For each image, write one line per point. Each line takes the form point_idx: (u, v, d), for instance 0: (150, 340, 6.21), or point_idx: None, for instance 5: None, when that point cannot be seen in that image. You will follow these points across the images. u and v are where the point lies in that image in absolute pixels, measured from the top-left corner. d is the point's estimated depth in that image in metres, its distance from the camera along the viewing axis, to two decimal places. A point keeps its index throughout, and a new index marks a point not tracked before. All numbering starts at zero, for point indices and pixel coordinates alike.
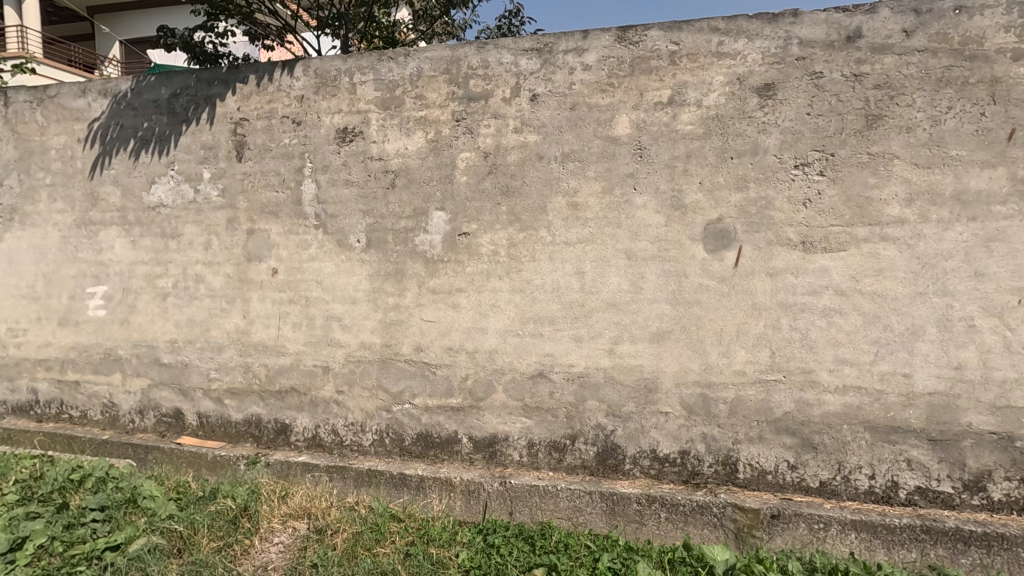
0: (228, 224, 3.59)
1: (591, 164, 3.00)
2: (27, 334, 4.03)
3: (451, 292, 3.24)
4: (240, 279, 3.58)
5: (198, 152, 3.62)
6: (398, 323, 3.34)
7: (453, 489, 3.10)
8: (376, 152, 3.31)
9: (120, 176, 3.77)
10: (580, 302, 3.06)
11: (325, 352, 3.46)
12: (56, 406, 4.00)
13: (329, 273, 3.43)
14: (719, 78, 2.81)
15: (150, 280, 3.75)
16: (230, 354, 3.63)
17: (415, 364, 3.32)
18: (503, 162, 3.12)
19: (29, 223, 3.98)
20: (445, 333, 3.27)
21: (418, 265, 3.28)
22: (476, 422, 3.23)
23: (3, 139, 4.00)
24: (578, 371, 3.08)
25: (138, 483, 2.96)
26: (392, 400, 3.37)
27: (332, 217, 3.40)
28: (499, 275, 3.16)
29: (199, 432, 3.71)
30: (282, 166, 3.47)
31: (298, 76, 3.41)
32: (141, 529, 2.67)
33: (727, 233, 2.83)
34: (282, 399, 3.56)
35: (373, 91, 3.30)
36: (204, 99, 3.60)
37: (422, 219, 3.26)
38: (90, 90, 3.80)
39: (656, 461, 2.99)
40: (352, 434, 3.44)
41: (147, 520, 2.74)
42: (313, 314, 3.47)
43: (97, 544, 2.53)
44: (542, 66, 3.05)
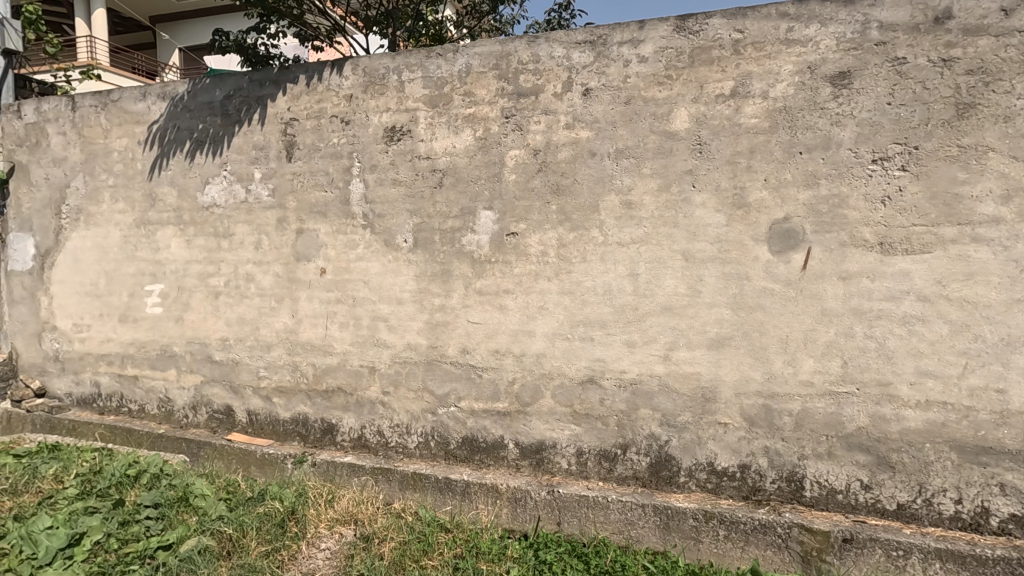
0: (278, 224, 3.61)
1: (647, 161, 2.85)
2: (90, 330, 4.19)
3: (498, 294, 3.16)
4: (289, 279, 3.61)
5: (250, 152, 3.67)
6: (444, 324, 3.28)
7: (500, 496, 3.02)
8: (423, 151, 3.26)
9: (176, 177, 3.86)
10: (633, 305, 2.92)
11: (372, 353, 3.44)
12: (117, 399, 4.14)
13: (376, 273, 3.40)
14: (788, 67, 2.62)
15: (203, 278, 3.83)
16: (279, 352, 3.66)
17: (461, 366, 3.26)
18: (554, 159, 3.01)
19: (93, 223, 4.14)
20: (492, 335, 3.18)
21: (465, 266, 3.21)
22: (523, 428, 3.15)
23: (71, 142, 4.17)
24: (630, 378, 2.95)
25: (190, 481, 2.99)
26: (438, 403, 3.32)
27: (380, 217, 3.37)
28: (549, 277, 3.06)
29: (248, 429, 3.76)
30: (330, 165, 3.47)
31: (347, 76, 3.40)
32: (192, 529, 2.67)
33: (795, 233, 2.64)
34: (329, 398, 3.56)
35: (422, 89, 3.25)
36: (255, 100, 3.64)
37: (470, 218, 3.19)
38: (149, 93, 3.90)
39: (714, 475, 2.83)
40: (397, 436, 3.41)
41: (198, 520, 2.76)
42: (360, 314, 3.46)
43: (150, 543, 2.55)
44: (595, 59, 2.92)
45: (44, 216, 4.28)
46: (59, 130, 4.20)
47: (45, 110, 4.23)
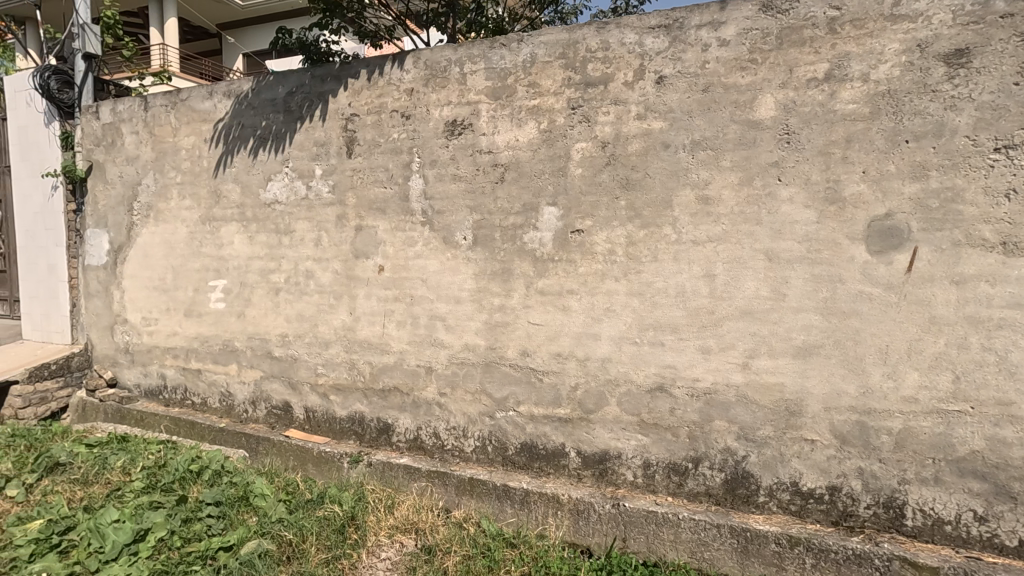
0: (338, 221, 3.59)
1: (727, 152, 2.63)
2: (157, 323, 4.30)
3: (561, 295, 3.01)
4: (347, 276, 3.58)
5: (311, 148, 3.66)
6: (504, 325, 3.16)
7: (562, 507, 2.88)
8: (485, 145, 3.15)
9: (240, 174, 3.90)
10: (709, 309, 2.71)
11: (428, 353, 3.36)
12: (181, 392, 4.24)
13: (434, 271, 3.32)
14: (894, 46, 2.35)
15: (264, 275, 3.85)
16: (336, 350, 3.64)
17: (521, 370, 3.13)
18: (623, 152, 2.84)
19: (162, 220, 4.25)
20: (554, 338, 3.04)
21: (527, 264, 3.08)
22: (585, 436, 2.99)
23: (143, 141, 4.30)
24: (704, 387, 2.74)
25: (250, 480, 2.95)
26: (496, 406, 3.20)
27: (439, 214, 3.29)
28: (616, 277, 2.88)
29: (306, 426, 3.77)
30: (390, 161, 3.41)
31: (408, 69, 3.33)
32: (252, 531, 2.61)
33: (898, 231, 2.37)
34: (385, 398, 3.51)
35: (484, 81, 3.14)
36: (317, 96, 3.63)
37: (532, 215, 3.05)
38: (216, 91, 3.96)
39: (798, 496, 2.59)
40: (453, 439, 3.32)
41: (258, 521, 2.71)
42: (417, 313, 3.38)
43: (211, 543, 2.49)
44: (670, 44, 2.72)
45: (118, 213, 4.44)
46: (132, 129, 4.35)
47: (120, 110, 4.38)
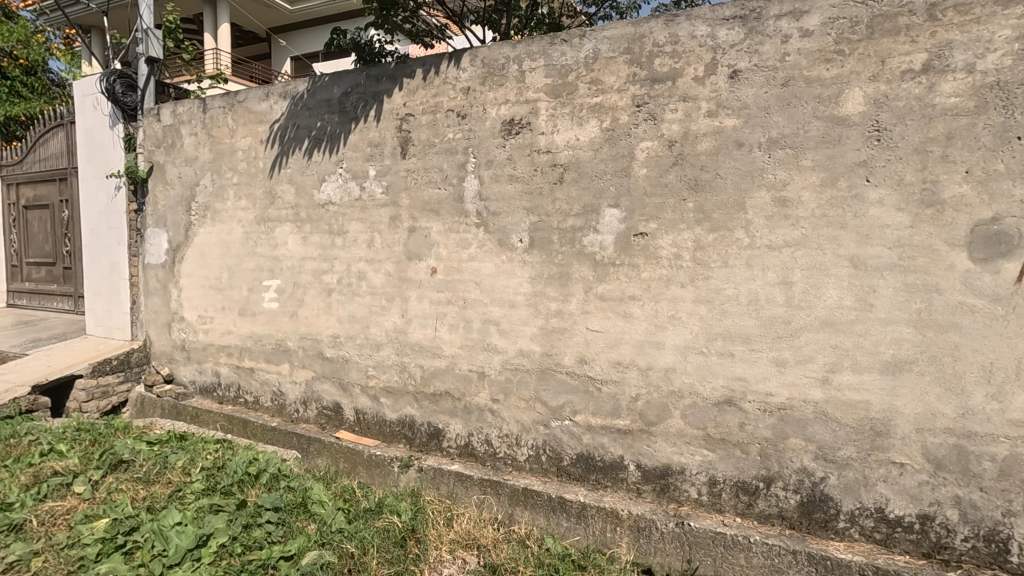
0: (391, 222, 3.55)
1: (808, 151, 2.45)
2: (212, 322, 4.38)
3: (622, 301, 2.88)
4: (400, 278, 3.54)
5: (365, 149, 3.64)
6: (561, 331, 3.05)
7: (621, 523, 2.76)
8: (543, 145, 3.05)
9: (295, 174, 3.92)
10: (784, 319, 2.53)
11: (481, 357, 3.28)
12: (234, 390, 4.30)
13: (488, 274, 3.24)
14: (1005, 32, 2.14)
15: (317, 275, 3.86)
16: (388, 352, 3.60)
17: (578, 378, 3.02)
18: (692, 151, 2.69)
19: (218, 220, 4.32)
20: (614, 345, 2.91)
21: (586, 268, 2.96)
22: (646, 449, 2.86)
23: (201, 142, 4.38)
24: (778, 402, 2.56)
25: (309, 486, 2.86)
26: (551, 415, 3.10)
27: (495, 215, 3.20)
28: (682, 283, 2.73)
29: (356, 427, 3.75)
30: (444, 162, 3.35)
31: (464, 68, 3.26)
32: (313, 541, 2.50)
33: (1007, 238, 2.15)
34: (436, 402, 3.45)
35: (544, 78, 3.04)
36: (372, 96, 3.60)
37: (592, 216, 2.93)
38: (272, 92, 3.98)
39: (884, 523, 2.39)
40: (506, 447, 3.24)
41: (318, 530, 2.60)
42: (470, 317, 3.31)
43: (273, 551, 2.38)
44: (746, 36, 2.56)
45: (177, 213, 4.54)
46: (191, 131, 4.43)
47: (180, 112, 4.48)
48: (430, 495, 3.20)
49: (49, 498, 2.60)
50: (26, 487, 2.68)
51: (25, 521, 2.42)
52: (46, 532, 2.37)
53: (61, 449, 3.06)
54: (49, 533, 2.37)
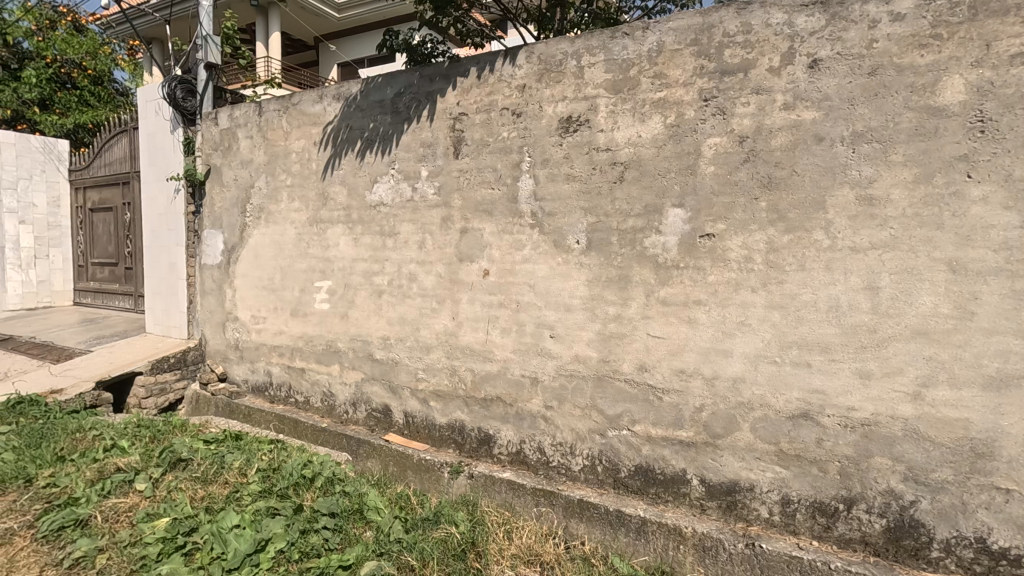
0: (443, 223, 3.50)
1: (898, 145, 2.26)
2: (265, 322, 4.43)
3: (686, 306, 2.73)
4: (451, 280, 3.47)
5: (417, 150, 3.60)
6: (619, 336, 2.92)
7: (684, 541, 2.61)
8: (603, 142, 2.93)
9: (347, 176, 3.92)
10: (869, 327, 2.33)
11: (535, 362, 3.18)
12: (285, 389, 4.33)
13: (543, 277, 3.14)
14: None
15: (368, 277, 3.84)
16: (438, 355, 3.55)
17: (637, 386, 2.88)
18: (766, 147, 2.52)
19: (272, 221, 4.37)
20: (677, 353, 2.76)
21: (647, 271, 2.83)
22: (711, 463, 2.69)
23: (257, 145, 4.45)
24: (861, 418, 2.36)
25: (364, 491, 2.81)
26: (608, 424, 2.97)
27: (550, 216, 3.10)
28: (753, 287, 2.56)
29: (405, 431, 3.71)
30: (498, 161, 3.27)
31: (520, 65, 3.18)
32: (371, 550, 2.45)
33: None
34: (487, 407, 3.37)
35: (604, 74, 2.92)
36: (425, 96, 3.56)
37: (654, 216, 2.80)
38: (325, 94, 3.99)
39: (984, 555, 2.16)
40: (560, 456, 3.12)
41: (374, 539, 2.54)
42: (523, 320, 3.21)
43: (330, 560, 2.33)
44: (828, 23, 2.38)
45: (232, 215, 4.63)
46: (247, 134, 4.51)
47: (236, 116, 4.57)
48: (492, 507, 3.08)
49: (112, 494, 2.63)
50: (90, 481, 2.72)
51: (90, 517, 2.45)
52: (110, 529, 2.39)
53: (124, 445, 3.12)
54: (114, 529, 2.39)
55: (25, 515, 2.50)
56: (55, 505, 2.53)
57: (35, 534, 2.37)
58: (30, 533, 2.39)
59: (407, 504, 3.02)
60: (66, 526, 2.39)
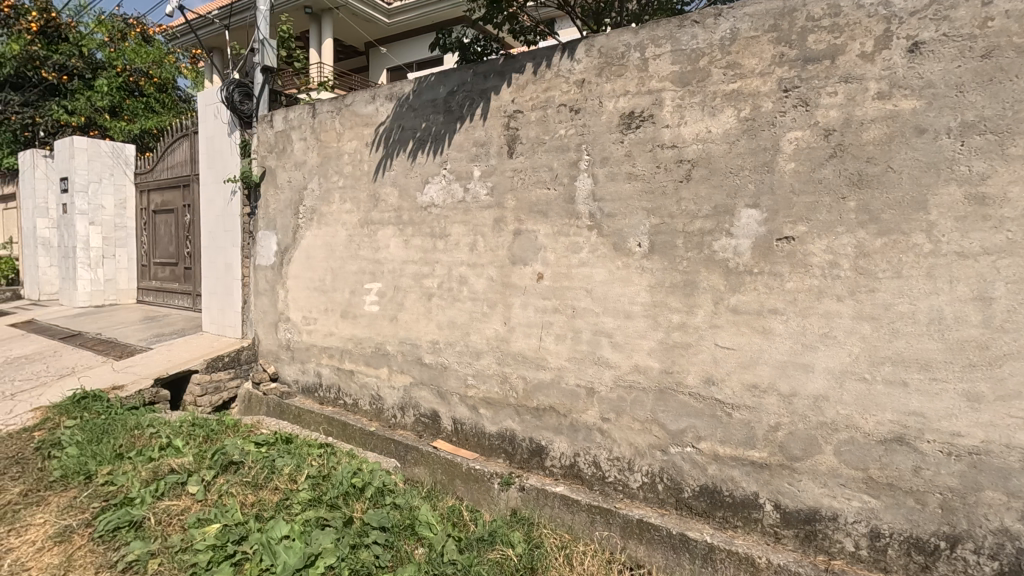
0: (495, 225, 3.38)
1: (1018, 136, 1.99)
2: (316, 323, 4.43)
3: (761, 315, 2.50)
4: (503, 284, 3.35)
5: (470, 149, 3.50)
6: (683, 346, 2.71)
7: (757, 572, 2.39)
8: (668, 139, 2.74)
9: (399, 176, 3.86)
10: (980, 343, 2.06)
11: (591, 372, 3.02)
12: (334, 391, 4.32)
13: (601, 281, 2.97)
14: None
15: (418, 279, 3.77)
16: (488, 361, 3.43)
17: (703, 400, 2.67)
18: (855, 141, 2.28)
19: (324, 223, 4.37)
20: (748, 366, 2.54)
21: (716, 276, 2.61)
22: (787, 487, 2.46)
23: (310, 147, 4.46)
24: (968, 445, 2.09)
25: (416, 506, 2.71)
26: (670, 439, 2.77)
27: (609, 217, 2.93)
28: (839, 296, 2.32)
29: (453, 438, 3.61)
30: (555, 160, 3.13)
31: (579, 59, 3.03)
32: (423, 569, 2.33)
33: None
34: (539, 417, 3.23)
35: (670, 65, 2.74)
36: (479, 93, 3.46)
37: (725, 217, 2.59)
38: (378, 94, 3.95)
39: None
40: (617, 472, 2.94)
41: (426, 556, 2.43)
42: (579, 327, 3.06)
43: None
44: (932, 1, 2.13)
45: (285, 216, 4.66)
46: (301, 136, 4.53)
47: (291, 118, 4.60)
48: (552, 532, 2.84)
49: (165, 495, 2.63)
50: (145, 482, 2.73)
51: (143, 519, 2.45)
52: (163, 532, 2.38)
53: (178, 445, 3.14)
54: (166, 533, 2.37)
55: (83, 513, 2.53)
56: (111, 505, 2.55)
57: (92, 534, 2.39)
58: (87, 532, 2.41)
59: (459, 520, 2.91)
60: (121, 526, 2.39)
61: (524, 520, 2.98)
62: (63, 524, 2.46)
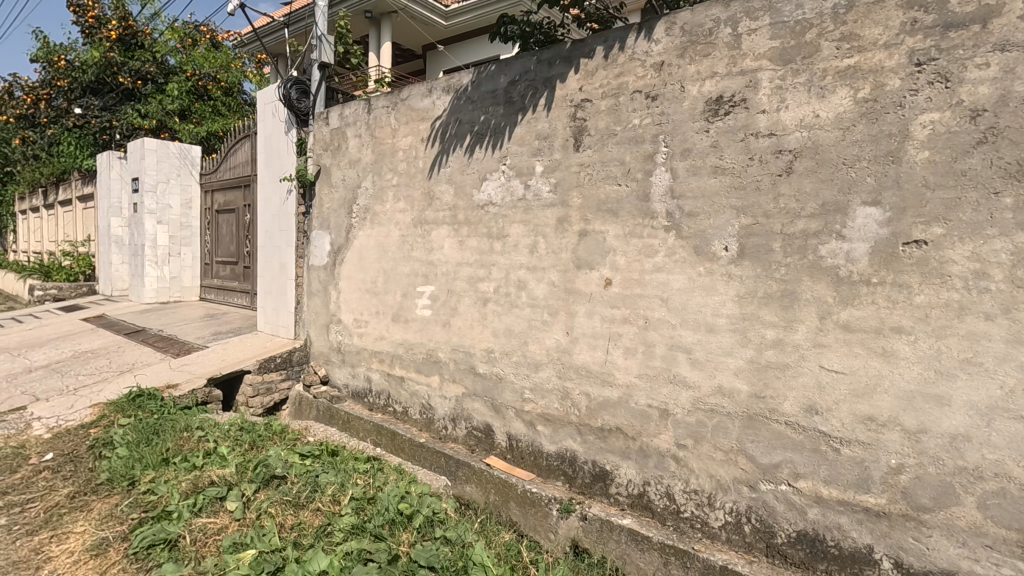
0: (559, 224, 3.08)
1: None
2: (367, 326, 4.26)
3: (880, 334, 2.10)
4: (566, 290, 3.05)
5: (532, 143, 3.22)
6: (779, 368, 2.33)
7: None
8: (764, 126, 2.37)
9: (455, 174, 3.64)
10: None
11: (665, 392, 2.67)
12: (384, 398, 4.14)
13: (679, 290, 2.61)
14: None
15: (473, 283, 3.52)
16: (548, 374, 3.13)
17: (802, 432, 2.28)
18: (1014, 123, 1.85)
19: (377, 222, 4.20)
20: (863, 394, 2.13)
21: (822, 286, 2.22)
22: (911, 543, 2.04)
23: (365, 144, 4.31)
24: None
25: (468, 543, 2.43)
26: (760, 475, 2.39)
27: (691, 217, 2.58)
28: (987, 313, 1.90)
29: (508, 455, 3.33)
30: (627, 153, 2.80)
31: (658, 39, 2.70)
32: None
33: None
34: (604, 439, 2.90)
35: (768, 41, 2.36)
36: (543, 82, 3.18)
37: (836, 216, 2.19)
38: (435, 87, 3.74)
39: None
40: (694, 507, 2.58)
41: None
42: (652, 340, 2.71)
43: None
44: None
45: (339, 215, 4.53)
46: (356, 133, 4.39)
47: (346, 115, 4.48)
48: None
49: (204, 511, 2.49)
50: (185, 494, 2.60)
51: (178, 537, 2.31)
52: (197, 554, 2.22)
53: (223, 453, 3.02)
54: (199, 556, 2.21)
55: (121, 525, 2.42)
56: (149, 518, 2.44)
57: (127, 549, 2.27)
58: (123, 547, 2.29)
59: (517, 563, 2.65)
60: (156, 544, 2.25)
61: (589, 559, 2.69)
62: (100, 536, 2.36)
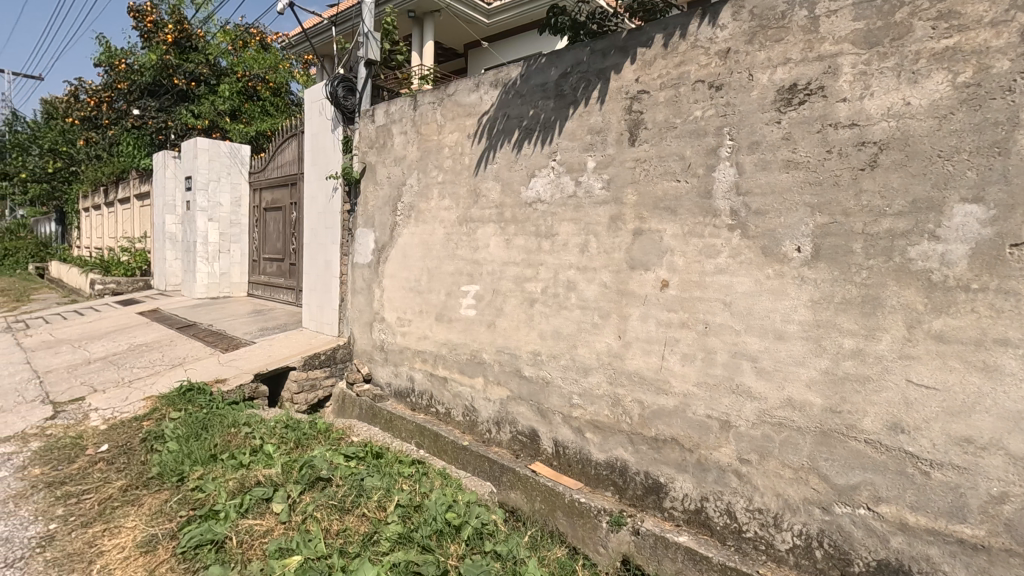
0: (612, 223, 2.94)
1: None
2: (410, 325, 4.22)
3: (981, 346, 1.88)
4: (618, 291, 2.90)
5: (584, 137, 3.08)
6: (858, 381, 2.13)
7: None
8: (845, 115, 2.17)
9: (502, 170, 3.54)
10: None
11: (727, 402, 2.49)
12: (426, 398, 4.08)
13: (744, 293, 2.43)
14: None
15: (520, 283, 3.41)
16: (598, 379, 3.00)
17: (885, 451, 2.07)
18: None
19: (422, 220, 4.14)
20: (959, 412, 1.92)
21: (911, 292, 2.01)
22: None
23: (410, 140, 4.26)
24: None
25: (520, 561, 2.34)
26: (835, 496, 2.19)
27: (758, 215, 2.39)
28: None
29: (554, 462, 3.21)
30: (688, 147, 2.63)
31: (724, 24, 2.52)
32: None
33: None
34: (658, 449, 2.75)
35: (850, 23, 2.16)
36: (596, 74, 3.04)
37: (929, 214, 1.98)
38: (482, 82, 3.65)
39: None
40: (758, 527, 2.40)
41: None
42: (713, 347, 2.54)
43: None
44: None
45: (384, 213, 4.50)
46: (401, 129, 4.35)
47: (392, 112, 4.44)
48: None
49: (250, 512, 2.47)
50: (232, 493, 2.59)
51: (225, 538, 2.28)
52: (243, 557, 2.19)
53: (269, 451, 3.01)
54: (246, 559, 2.18)
55: (170, 522, 2.43)
56: (197, 516, 2.43)
57: (176, 548, 2.26)
58: (171, 545, 2.29)
59: None
60: (203, 545, 2.24)
61: None
62: (150, 532, 2.37)
